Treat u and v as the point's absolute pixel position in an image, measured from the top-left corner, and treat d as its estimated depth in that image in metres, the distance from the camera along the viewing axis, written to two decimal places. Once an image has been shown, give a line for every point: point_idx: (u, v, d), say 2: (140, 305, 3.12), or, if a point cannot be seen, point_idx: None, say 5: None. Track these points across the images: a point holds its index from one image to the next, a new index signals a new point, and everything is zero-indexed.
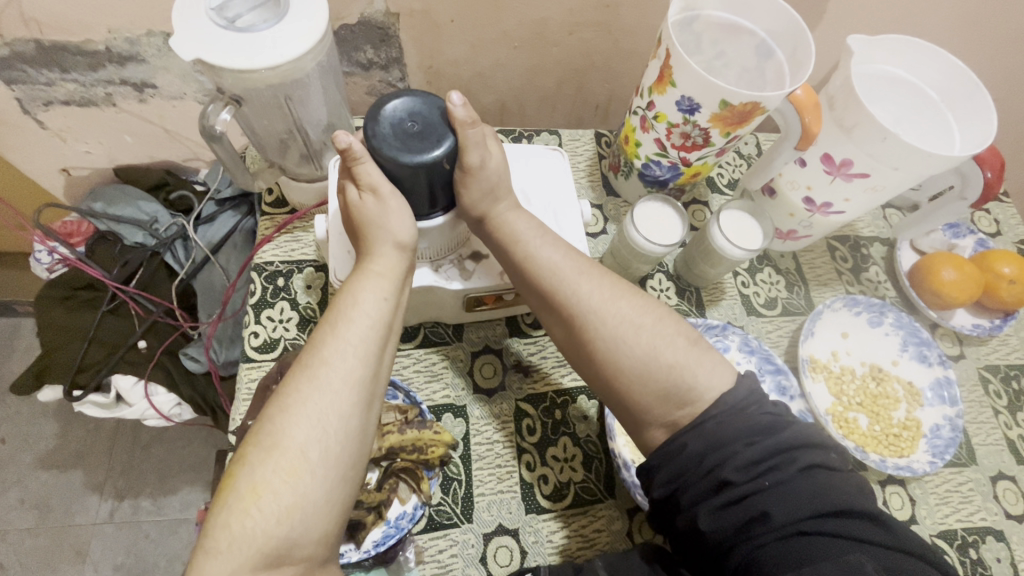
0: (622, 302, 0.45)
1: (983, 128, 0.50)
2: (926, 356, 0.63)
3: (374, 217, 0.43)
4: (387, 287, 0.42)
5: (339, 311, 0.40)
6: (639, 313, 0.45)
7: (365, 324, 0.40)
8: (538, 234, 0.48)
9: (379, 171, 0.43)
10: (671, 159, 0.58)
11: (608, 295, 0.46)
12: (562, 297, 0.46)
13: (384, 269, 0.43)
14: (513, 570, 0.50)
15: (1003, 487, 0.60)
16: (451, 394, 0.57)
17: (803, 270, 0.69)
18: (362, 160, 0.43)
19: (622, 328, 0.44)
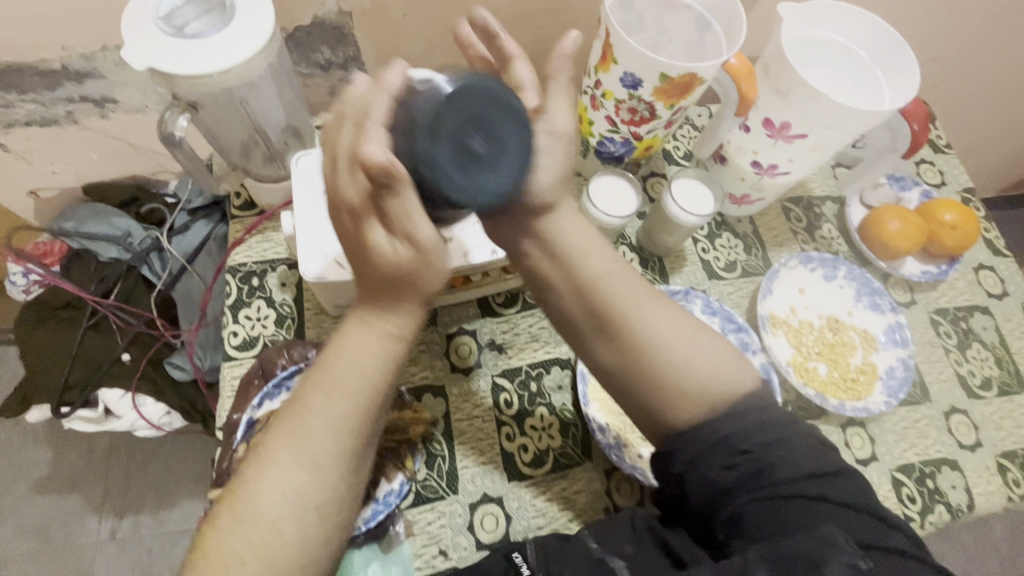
0: (681, 324, 0.45)
1: (909, 84, 0.53)
2: (879, 304, 0.67)
3: (402, 270, 0.37)
4: (395, 351, 0.40)
5: (337, 378, 0.38)
6: (701, 337, 0.45)
7: (363, 397, 0.38)
8: (605, 256, 0.46)
9: (417, 210, 0.36)
10: (622, 134, 0.61)
11: (673, 325, 0.45)
12: (624, 319, 0.45)
13: (395, 329, 0.40)
14: (500, 535, 0.53)
15: (956, 420, 0.64)
16: (430, 376, 0.59)
17: (760, 233, 0.72)
18: (398, 194, 0.34)
19: (681, 354, 0.44)
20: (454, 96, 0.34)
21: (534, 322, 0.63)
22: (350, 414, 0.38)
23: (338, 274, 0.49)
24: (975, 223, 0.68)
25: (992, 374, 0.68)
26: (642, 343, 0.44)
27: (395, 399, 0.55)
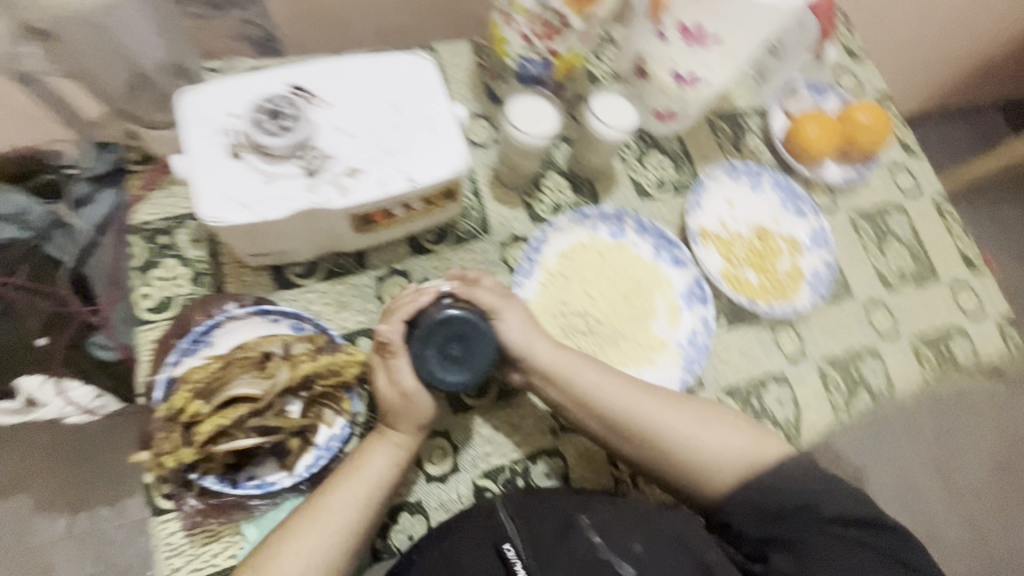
0: (682, 411, 0.52)
1: None
2: (802, 210, 0.69)
3: (399, 404, 0.49)
4: (399, 457, 0.49)
5: (351, 468, 0.47)
6: (699, 414, 0.52)
7: (371, 485, 0.47)
8: (595, 367, 0.53)
9: (405, 368, 0.49)
10: (540, 52, 0.58)
11: (676, 413, 0.52)
12: (636, 419, 0.51)
13: (398, 441, 0.49)
14: (449, 465, 0.54)
15: (875, 311, 0.68)
16: (364, 320, 0.57)
17: (688, 149, 0.72)
18: (396, 353, 0.49)
19: (688, 436, 0.51)
20: (447, 321, 0.47)
21: (467, 257, 0.61)
22: (361, 503, 0.46)
23: (244, 216, 0.46)
24: (888, 122, 0.70)
25: (907, 267, 0.71)
26: (655, 440, 0.51)
27: (330, 340, 0.52)
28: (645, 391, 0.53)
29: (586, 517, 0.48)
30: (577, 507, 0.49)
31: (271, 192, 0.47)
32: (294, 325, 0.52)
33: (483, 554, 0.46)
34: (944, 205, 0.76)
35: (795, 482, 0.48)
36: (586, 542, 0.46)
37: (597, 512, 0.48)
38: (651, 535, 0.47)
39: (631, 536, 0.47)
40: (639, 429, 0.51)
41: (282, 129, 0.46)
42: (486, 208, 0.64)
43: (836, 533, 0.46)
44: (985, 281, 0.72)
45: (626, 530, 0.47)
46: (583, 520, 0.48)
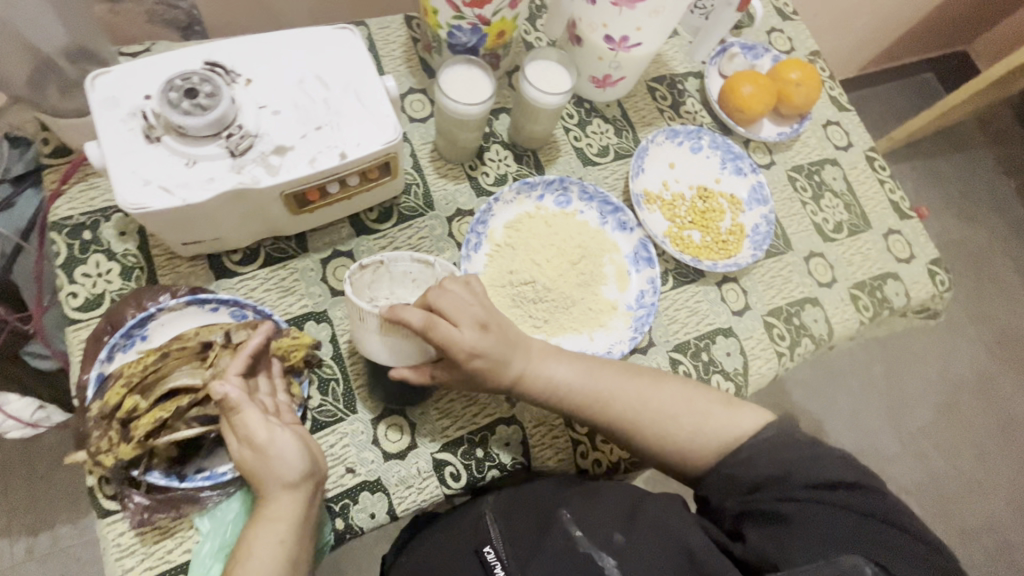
0: (656, 389, 0.53)
1: None
2: (741, 168, 0.71)
3: (259, 470, 0.43)
4: (285, 529, 0.43)
5: (234, 565, 0.41)
6: (677, 391, 0.53)
7: (261, 572, 0.41)
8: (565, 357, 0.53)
9: (257, 422, 0.43)
10: (468, 19, 0.57)
11: (648, 392, 0.53)
12: (614, 401, 0.52)
13: (276, 512, 0.43)
14: (406, 443, 0.53)
15: (815, 263, 0.71)
16: (309, 303, 0.56)
17: (629, 115, 0.72)
18: (238, 407, 0.43)
19: (664, 414, 0.52)
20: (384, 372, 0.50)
21: (413, 234, 0.61)
22: None
23: (166, 201, 0.44)
24: (817, 80, 0.72)
25: (842, 218, 0.74)
26: (634, 417, 0.52)
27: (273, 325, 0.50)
28: (621, 371, 0.54)
29: (566, 512, 0.48)
30: (561, 502, 0.49)
31: (195, 175, 0.45)
32: (235, 312, 0.51)
33: (466, 560, 0.48)
34: (875, 157, 0.79)
35: (781, 454, 0.46)
36: (560, 535, 0.46)
37: (580, 508, 0.48)
38: (633, 524, 0.46)
39: (613, 528, 0.46)
40: (615, 410, 0.52)
41: (198, 108, 0.44)
42: (429, 184, 0.63)
43: (828, 502, 0.42)
44: (914, 227, 0.76)
45: (606, 521, 0.46)
46: (562, 514, 0.47)
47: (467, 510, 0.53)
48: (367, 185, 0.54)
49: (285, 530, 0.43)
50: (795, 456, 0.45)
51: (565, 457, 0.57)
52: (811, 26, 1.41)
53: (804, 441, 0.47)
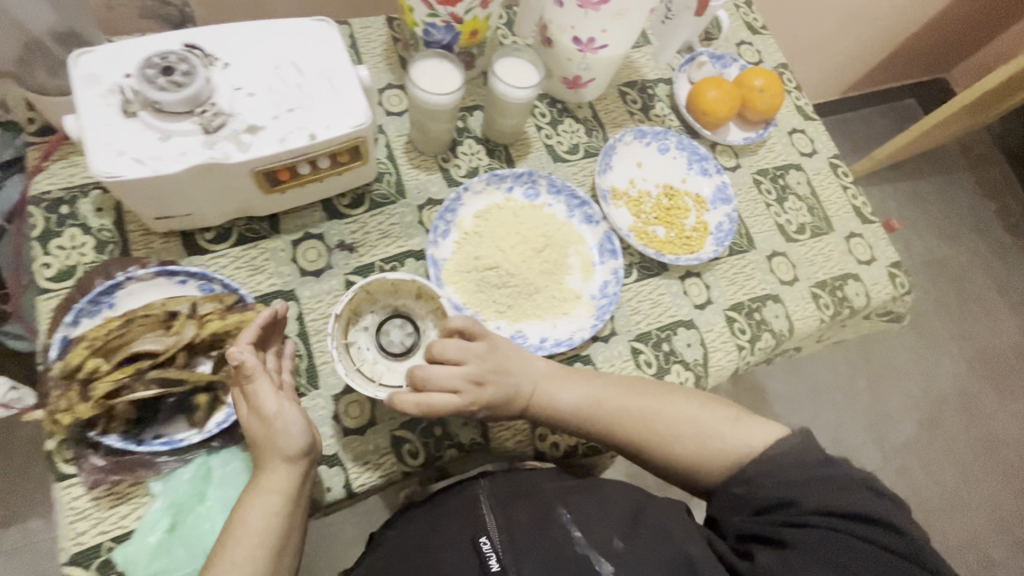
0: (656, 404, 0.55)
1: None
2: (706, 169, 0.74)
3: (262, 437, 0.46)
4: (278, 502, 0.45)
5: (228, 529, 0.44)
6: (686, 406, 0.55)
7: (253, 541, 0.43)
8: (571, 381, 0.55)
9: (265, 393, 0.47)
10: (442, 17, 0.60)
11: (658, 408, 0.55)
12: (627, 420, 0.54)
13: (273, 484, 0.45)
14: (366, 419, 0.54)
15: (777, 261, 0.73)
16: (278, 282, 0.58)
17: (600, 116, 0.75)
18: (252, 375, 0.47)
19: (673, 431, 0.54)
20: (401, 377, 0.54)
21: (384, 220, 0.62)
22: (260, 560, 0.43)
23: (138, 171, 0.46)
24: (780, 88, 0.76)
25: (805, 220, 0.77)
26: (644, 436, 0.54)
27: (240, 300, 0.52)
28: (633, 390, 0.56)
29: (567, 513, 0.50)
30: (560, 502, 0.51)
31: (168, 148, 0.47)
32: (203, 286, 0.52)
33: (466, 543, 0.50)
34: (838, 164, 0.82)
35: (786, 486, 0.47)
36: (559, 531, 0.48)
37: (581, 510, 0.50)
38: (630, 529, 0.48)
39: (612, 533, 0.48)
40: (624, 430, 0.54)
41: (172, 85, 0.47)
42: (402, 173, 0.65)
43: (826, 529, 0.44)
44: (875, 231, 0.79)
45: (605, 526, 0.49)
46: (563, 515, 0.50)
47: (461, 494, 0.55)
48: (338, 168, 0.56)
49: (277, 501, 0.45)
50: (807, 478, 0.47)
51: (523, 438, 0.58)
52: (792, 48, 1.46)
53: (814, 462, 0.48)
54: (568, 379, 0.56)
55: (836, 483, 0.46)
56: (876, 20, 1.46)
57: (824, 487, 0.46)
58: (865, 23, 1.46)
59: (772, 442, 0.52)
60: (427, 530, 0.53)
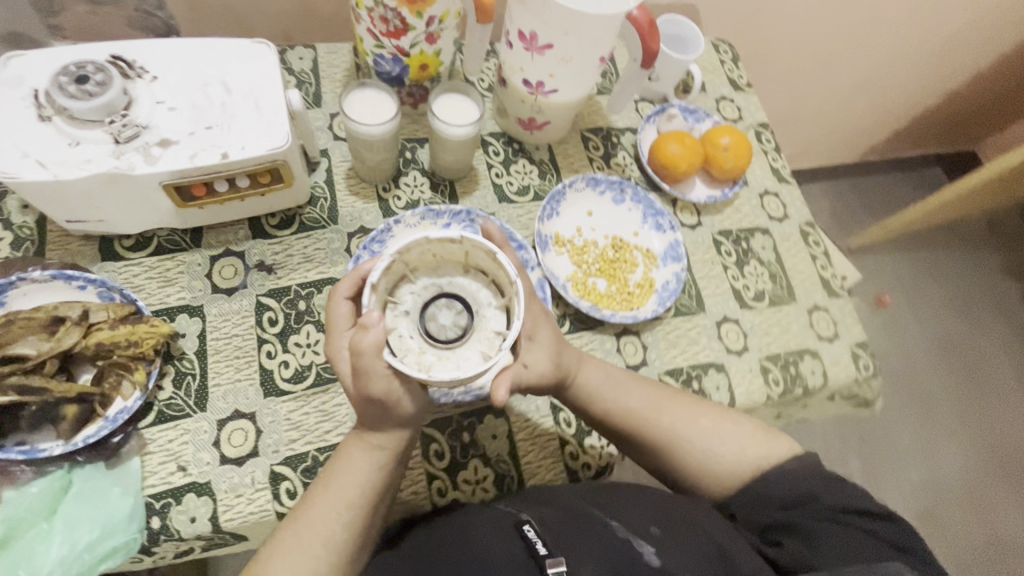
0: (686, 413, 0.54)
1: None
2: (661, 225, 0.70)
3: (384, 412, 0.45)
4: (381, 457, 0.47)
5: (332, 472, 0.46)
6: (718, 419, 0.54)
7: (354, 487, 0.45)
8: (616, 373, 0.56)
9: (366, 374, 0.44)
10: (388, 49, 0.60)
11: (688, 416, 0.54)
12: (651, 418, 0.54)
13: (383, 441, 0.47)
14: (248, 449, 0.52)
15: (727, 328, 0.69)
16: (186, 296, 0.57)
17: (557, 160, 0.73)
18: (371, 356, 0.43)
19: (703, 438, 0.52)
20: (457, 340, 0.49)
21: (309, 245, 0.61)
22: (345, 508, 0.44)
23: (37, 174, 0.46)
24: (748, 148, 0.73)
25: (765, 287, 0.73)
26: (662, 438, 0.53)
27: (135, 312, 0.52)
28: (665, 393, 0.55)
29: (598, 511, 0.45)
30: (592, 505, 0.46)
31: (73, 155, 0.47)
32: (102, 293, 0.52)
33: (504, 536, 0.43)
34: (810, 232, 0.78)
35: (802, 481, 0.48)
36: (596, 520, 0.44)
37: (613, 508, 0.46)
38: (669, 519, 0.44)
39: (647, 520, 0.44)
40: (647, 428, 0.53)
41: (84, 94, 0.47)
42: (338, 199, 0.64)
43: (840, 522, 0.45)
44: (842, 306, 0.74)
45: (642, 516, 0.44)
46: (595, 512, 0.45)
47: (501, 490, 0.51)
48: (259, 189, 0.56)
49: (385, 456, 0.47)
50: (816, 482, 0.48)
51: (420, 492, 0.54)
52: (805, 108, 1.42)
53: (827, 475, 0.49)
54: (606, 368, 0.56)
55: (841, 483, 0.48)
56: (896, 87, 1.41)
57: (832, 488, 0.47)
58: (884, 90, 1.41)
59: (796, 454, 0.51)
60: (448, 528, 0.46)
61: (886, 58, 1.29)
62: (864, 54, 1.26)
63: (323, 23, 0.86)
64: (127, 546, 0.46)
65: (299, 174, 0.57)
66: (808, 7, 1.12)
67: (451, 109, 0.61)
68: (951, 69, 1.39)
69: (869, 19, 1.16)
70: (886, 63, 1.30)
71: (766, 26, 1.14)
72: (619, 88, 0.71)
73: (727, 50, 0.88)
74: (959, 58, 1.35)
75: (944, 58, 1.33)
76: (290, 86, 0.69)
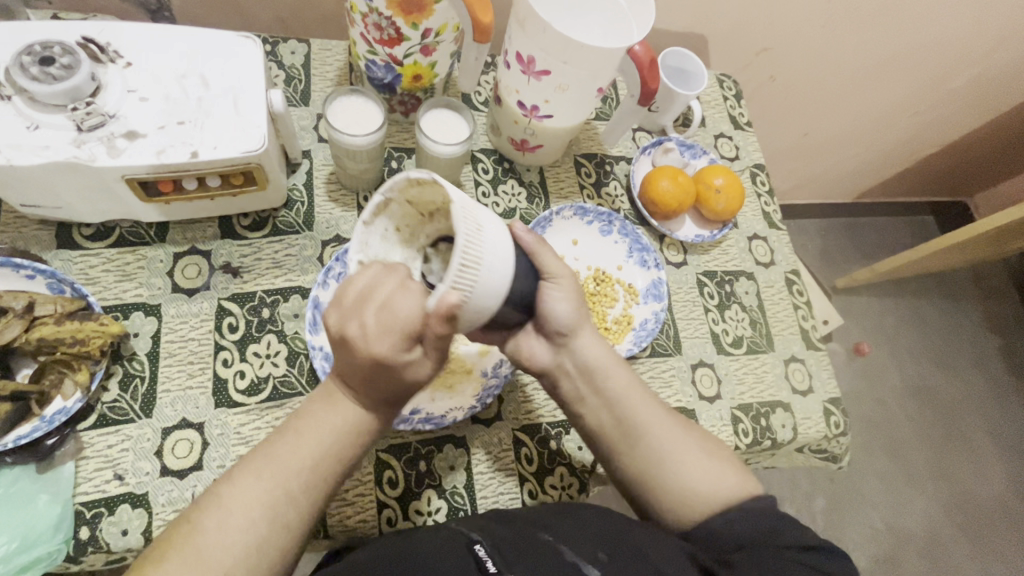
0: (693, 439, 0.50)
1: (622, 33, 0.55)
2: (646, 260, 0.69)
3: (361, 342, 0.37)
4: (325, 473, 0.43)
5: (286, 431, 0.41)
6: (695, 436, 0.51)
7: None
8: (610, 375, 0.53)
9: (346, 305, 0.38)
10: (381, 56, 0.58)
11: (680, 433, 0.50)
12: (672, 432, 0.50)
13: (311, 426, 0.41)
14: (190, 461, 0.49)
15: (702, 373, 0.67)
16: (144, 294, 0.54)
17: (547, 184, 0.71)
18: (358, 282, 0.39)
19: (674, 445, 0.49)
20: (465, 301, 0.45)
21: (280, 250, 0.59)
22: None
23: None
24: (740, 192, 0.72)
25: (744, 333, 0.72)
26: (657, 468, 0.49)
27: (84, 307, 0.49)
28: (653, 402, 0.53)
29: (547, 535, 0.43)
30: (541, 528, 0.44)
31: (31, 139, 0.44)
32: (52, 285, 0.49)
33: (454, 553, 0.41)
34: (795, 280, 0.77)
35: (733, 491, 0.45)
36: (545, 545, 0.41)
37: (559, 529, 0.44)
38: (615, 547, 0.41)
39: (595, 548, 0.41)
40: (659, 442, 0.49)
41: (48, 77, 0.44)
42: (316, 205, 0.62)
43: (774, 547, 0.41)
44: (819, 359, 0.73)
45: (590, 541, 0.42)
46: (543, 537, 0.42)
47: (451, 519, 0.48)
48: (231, 189, 0.53)
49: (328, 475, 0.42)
50: None
51: (367, 518, 0.52)
52: (805, 145, 1.42)
53: None
54: (648, 398, 0.52)
55: None
56: (897, 135, 1.40)
57: None
58: (884, 136, 1.40)
59: (728, 486, 0.47)
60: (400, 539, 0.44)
61: (890, 105, 1.28)
62: (868, 99, 1.25)
63: (322, 19, 0.83)
64: (48, 559, 0.44)
65: (275, 177, 0.55)
66: (817, 47, 1.11)
67: (445, 120, 0.59)
68: (952, 123, 1.38)
69: (875, 67, 1.16)
70: (887, 110, 1.29)
71: (773, 63, 1.13)
72: (618, 119, 0.70)
73: (731, 86, 0.87)
74: (961, 113, 1.34)
75: (945, 113, 1.33)
76: (279, 81, 0.67)
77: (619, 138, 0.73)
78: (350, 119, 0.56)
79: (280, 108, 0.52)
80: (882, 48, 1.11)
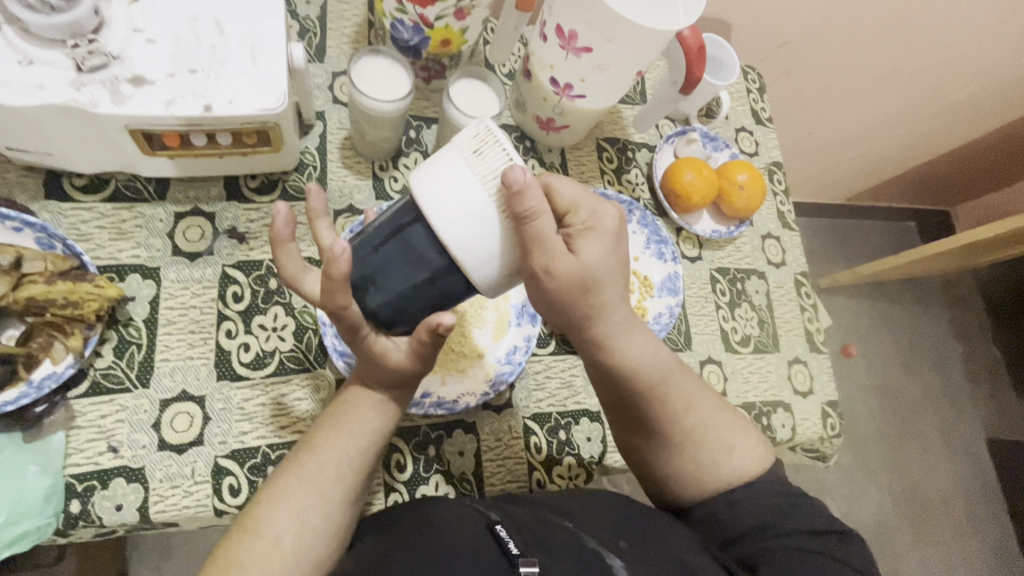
0: (720, 422, 0.48)
1: (667, 17, 0.53)
2: (663, 253, 0.68)
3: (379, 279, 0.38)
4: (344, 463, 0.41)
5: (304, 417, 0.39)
6: (722, 422, 0.48)
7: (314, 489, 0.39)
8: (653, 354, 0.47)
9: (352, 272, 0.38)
10: (410, 16, 0.54)
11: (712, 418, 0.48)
12: (667, 410, 0.47)
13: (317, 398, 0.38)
14: (189, 436, 0.47)
15: (710, 370, 0.67)
16: (142, 255, 0.50)
17: (568, 165, 0.69)
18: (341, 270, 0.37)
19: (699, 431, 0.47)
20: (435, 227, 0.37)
21: None
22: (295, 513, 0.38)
23: None
24: (762, 190, 0.71)
25: (752, 332, 0.72)
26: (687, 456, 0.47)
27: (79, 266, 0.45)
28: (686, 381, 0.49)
29: (565, 521, 0.41)
30: (557, 513, 0.42)
31: (24, 76, 0.40)
32: (40, 240, 0.45)
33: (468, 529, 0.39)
34: (804, 282, 0.77)
35: (748, 495, 0.45)
36: (563, 529, 0.40)
37: (577, 517, 0.42)
38: (631, 532, 0.41)
39: (614, 535, 0.40)
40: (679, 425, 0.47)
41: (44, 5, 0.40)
42: (329, 170, 0.58)
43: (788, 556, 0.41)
44: (820, 361, 0.74)
45: (605, 528, 0.41)
46: (562, 522, 0.41)
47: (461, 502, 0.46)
48: (241, 148, 0.49)
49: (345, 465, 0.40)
50: None
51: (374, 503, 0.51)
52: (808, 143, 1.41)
53: None
54: (682, 378, 0.49)
55: None
56: (899, 140, 1.41)
57: None
58: (885, 141, 1.41)
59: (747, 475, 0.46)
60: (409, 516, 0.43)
61: (897, 110, 1.27)
62: (877, 103, 1.25)
63: None
64: (37, 533, 0.41)
65: (290, 139, 0.51)
66: (836, 45, 1.09)
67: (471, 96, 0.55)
68: (951, 134, 1.39)
69: (889, 71, 1.15)
70: (893, 115, 1.29)
71: (791, 58, 1.11)
72: (650, 107, 0.67)
73: (755, 79, 0.85)
74: (962, 125, 1.35)
75: (948, 123, 1.34)
76: (292, 32, 0.62)
77: (649, 124, 0.71)
78: (374, 85, 0.52)
79: (300, 64, 0.48)
80: (898, 53, 1.10)
